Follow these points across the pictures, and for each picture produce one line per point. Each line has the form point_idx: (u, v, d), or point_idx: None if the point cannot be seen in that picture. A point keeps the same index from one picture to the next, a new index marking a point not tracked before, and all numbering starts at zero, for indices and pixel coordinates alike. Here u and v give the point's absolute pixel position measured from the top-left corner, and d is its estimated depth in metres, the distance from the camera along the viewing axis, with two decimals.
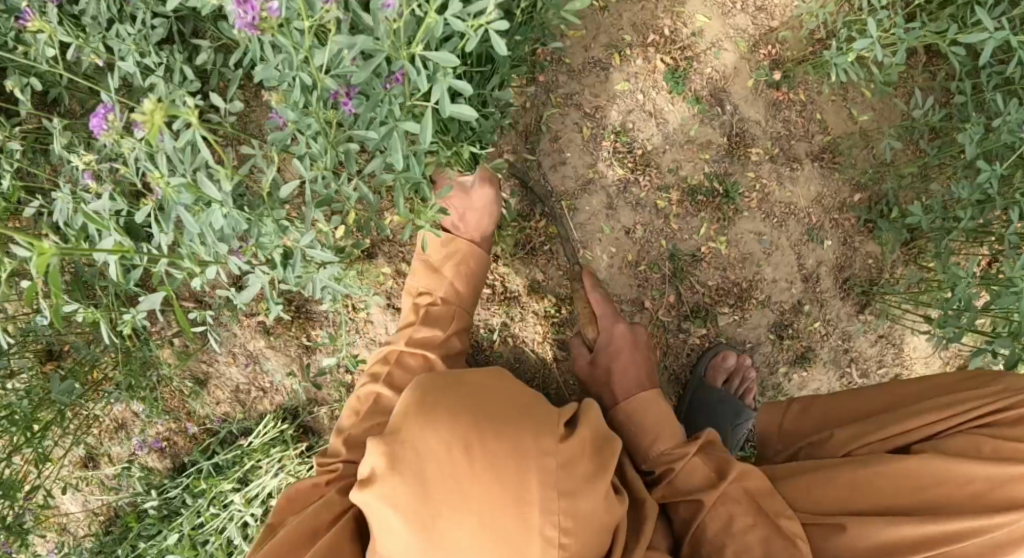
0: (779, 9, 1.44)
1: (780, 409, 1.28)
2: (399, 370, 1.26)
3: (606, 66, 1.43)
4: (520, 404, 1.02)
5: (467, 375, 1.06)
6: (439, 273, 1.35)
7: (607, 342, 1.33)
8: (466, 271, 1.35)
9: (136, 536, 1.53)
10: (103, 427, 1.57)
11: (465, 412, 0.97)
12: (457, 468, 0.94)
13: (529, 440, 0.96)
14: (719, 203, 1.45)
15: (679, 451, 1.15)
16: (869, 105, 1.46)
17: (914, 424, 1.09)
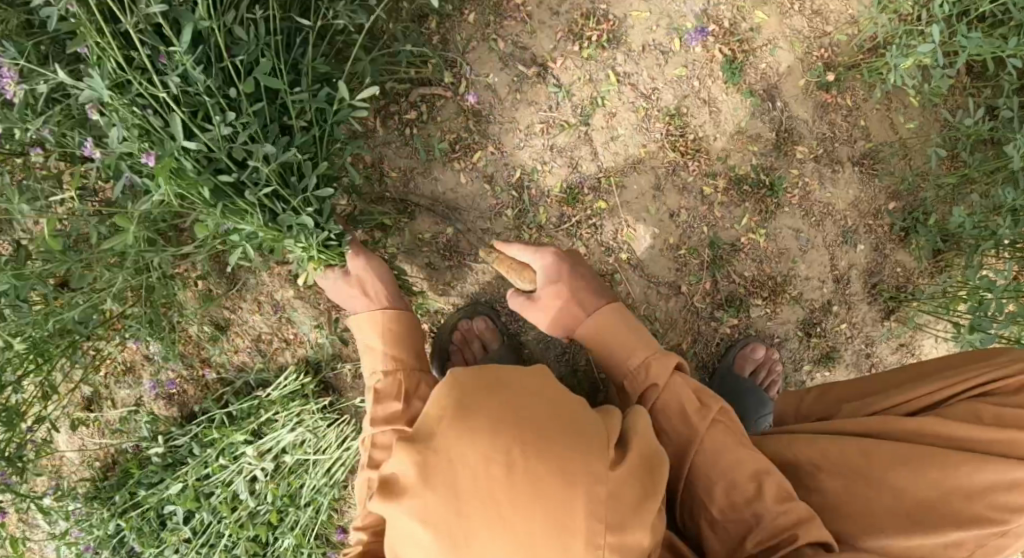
0: (834, 15, 1.48)
1: (797, 397, 1.28)
2: (380, 452, 1.19)
3: (666, 50, 1.45)
4: (564, 410, 0.90)
5: (506, 370, 0.94)
6: (373, 350, 1.30)
7: (546, 273, 1.23)
8: (396, 338, 1.30)
9: (137, 482, 1.48)
10: (112, 368, 1.52)
11: (506, 420, 0.86)
12: (493, 483, 0.83)
13: (576, 458, 0.84)
14: (763, 195, 1.48)
15: (658, 361, 1.10)
16: (914, 114, 1.50)
17: (917, 394, 1.12)
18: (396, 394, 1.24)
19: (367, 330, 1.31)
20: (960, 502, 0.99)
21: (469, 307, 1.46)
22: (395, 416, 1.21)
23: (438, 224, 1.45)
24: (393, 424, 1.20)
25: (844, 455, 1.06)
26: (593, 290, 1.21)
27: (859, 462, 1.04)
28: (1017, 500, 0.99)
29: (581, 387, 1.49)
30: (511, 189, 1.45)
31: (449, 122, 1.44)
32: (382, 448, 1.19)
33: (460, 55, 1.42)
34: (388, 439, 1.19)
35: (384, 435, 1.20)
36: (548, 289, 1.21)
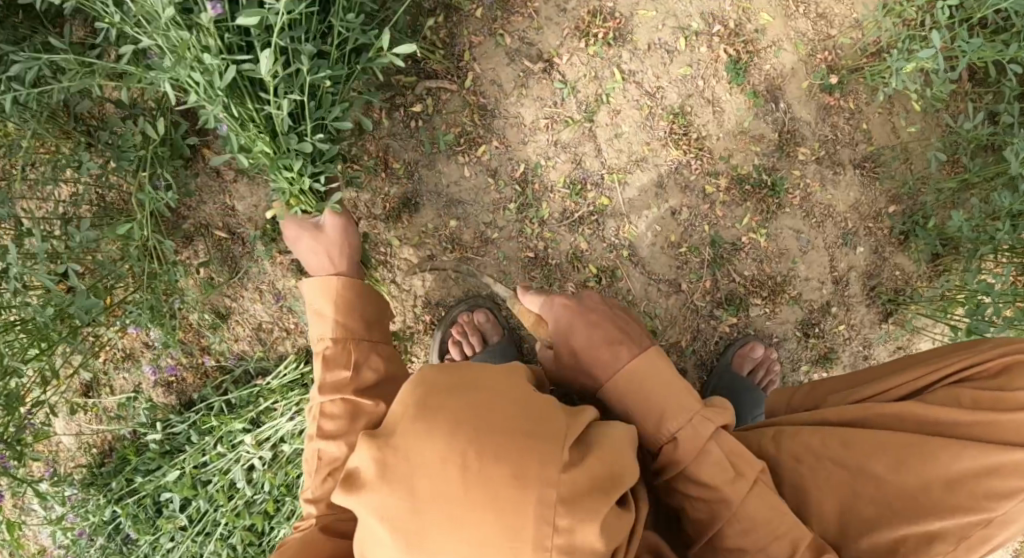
0: (838, 18, 1.49)
1: (788, 393, 1.28)
2: (325, 420, 1.08)
3: (671, 49, 1.46)
4: (531, 407, 0.84)
5: (476, 367, 0.89)
6: (324, 317, 1.17)
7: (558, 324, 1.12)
8: (348, 305, 1.17)
9: (134, 469, 1.49)
10: (111, 354, 1.52)
11: (466, 417, 0.82)
12: (447, 483, 0.79)
13: (533, 460, 0.79)
14: (766, 195, 1.48)
15: (694, 428, 0.96)
16: (917, 118, 1.51)
17: (895, 382, 1.13)
18: (346, 362, 1.13)
19: (321, 296, 1.19)
20: (943, 487, 1.00)
21: (470, 300, 1.47)
22: (343, 384, 1.10)
23: (441, 216, 1.45)
24: (344, 392, 1.09)
25: (824, 447, 1.07)
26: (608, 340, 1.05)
27: (839, 455, 1.05)
28: (996, 486, 0.99)
29: None
30: (515, 183, 1.45)
31: (454, 115, 1.44)
32: (331, 415, 1.08)
33: (466, 49, 1.44)
34: (334, 407, 1.08)
35: (330, 404, 1.09)
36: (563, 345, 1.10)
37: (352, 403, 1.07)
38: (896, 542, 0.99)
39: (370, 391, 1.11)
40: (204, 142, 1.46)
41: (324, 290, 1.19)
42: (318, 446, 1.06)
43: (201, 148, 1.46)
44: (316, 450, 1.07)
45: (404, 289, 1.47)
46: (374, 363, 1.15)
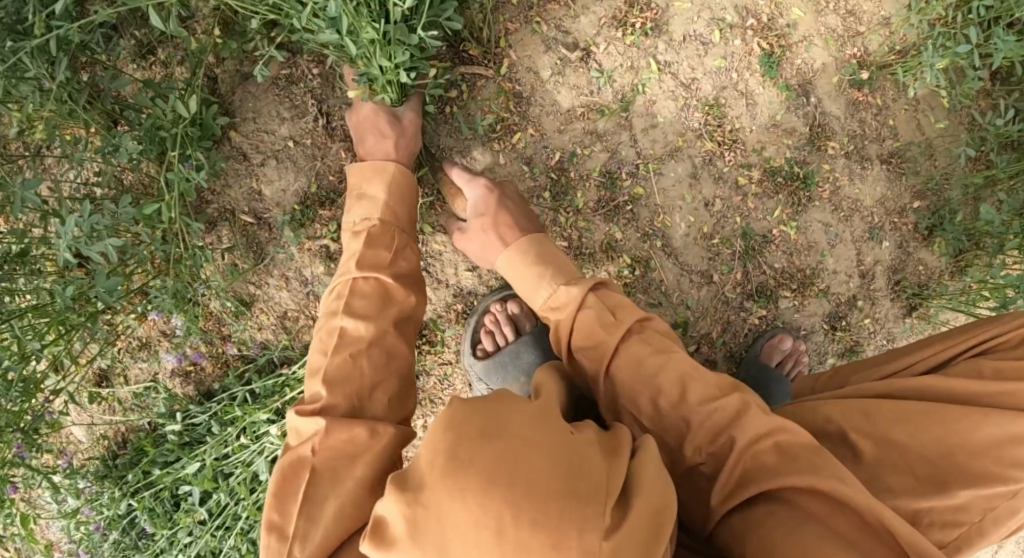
0: (867, 15, 1.51)
1: (813, 377, 1.28)
2: (356, 297, 1.09)
3: (706, 41, 1.47)
4: (569, 463, 0.77)
5: (510, 404, 0.81)
6: (371, 199, 1.21)
7: (478, 203, 1.29)
8: (400, 196, 1.23)
9: (151, 461, 1.44)
10: (127, 342, 1.47)
11: (499, 476, 0.73)
12: (484, 553, 0.71)
13: (575, 532, 0.72)
14: (797, 188, 1.49)
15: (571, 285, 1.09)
16: (944, 115, 1.54)
17: (913, 362, 1.12)
18: (387, 246, 1.16)
19: (368, 184, 1.23)
20: (964, 457, 0.96)
21: (502, 289, 1.44)
22: (378, 265, 1.14)
23: None
24: (380, 272, 1.12)
25: (844, 420, 1.04)
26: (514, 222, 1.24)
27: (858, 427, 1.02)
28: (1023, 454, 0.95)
29: None
30: (550, 172, 1.44)
31: (489, 101, 1.43)
32: (364, 294, 1.10)
33: (502, 36, 1.42)
34: (367, 286, 1.11)
35: (364, 282, 1.11)
36: (474, 222, 1.27)
37: (387, 285, 1.11)
38: (921, 513, 0.93)
39: (404, 280, 1.15)
40: (231, 124, 1.42)
41: (377, 177, 1.23)
42: (344, 321, 1.05)
43: (227, 130, 1.42)
44: (338, 325, 1.06)
45: (436, 277, 1.44)
46: (409, 254, 1.18)
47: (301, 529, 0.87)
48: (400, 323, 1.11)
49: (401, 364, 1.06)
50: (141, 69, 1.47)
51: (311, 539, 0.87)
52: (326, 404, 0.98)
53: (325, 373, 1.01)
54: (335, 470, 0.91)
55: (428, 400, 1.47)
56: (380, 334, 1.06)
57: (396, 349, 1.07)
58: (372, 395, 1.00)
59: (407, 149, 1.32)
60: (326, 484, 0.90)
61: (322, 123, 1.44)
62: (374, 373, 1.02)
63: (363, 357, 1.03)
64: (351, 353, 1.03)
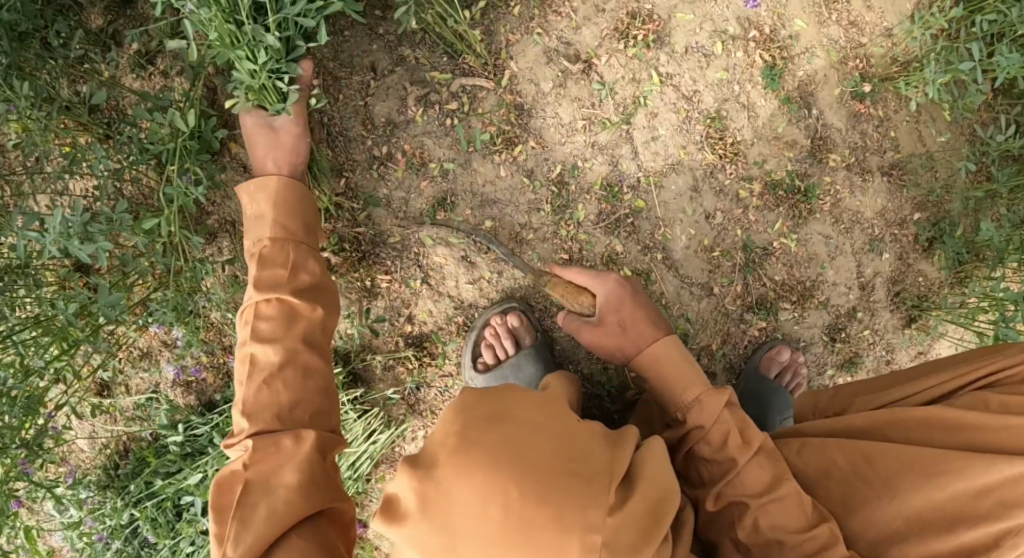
0: (869, 27, 1.51)
1: (814, 396, 1.29)
2: (262, 321, 1.11)
3: (708, 52, 1.47)
4: (566, 448, 0.89)
5: (516, 400, 0.94)
6: (261, 218, 1.19)
7: (605, 301, 1.26)
8: (290, 204, 1.20)
9: (153, 471, 1.44)
10: (129, 352, 1.49)
11: (503, 457, 0.85)
12: (490, 524, 0.83)
13: (573, 506, 0.83)
14: (798, 201, 1.49)
15: (707, 404, 1.10)
16: (945, 128, 1.54)
17: (924, 388, 1.12)
18: (284, 263, 1.16)
19: (258, 199, 1.20)
20: (964, 498, 0.98)
21: (502, 302, 1.44)
22: (281, 284, 1.14)
23: (475, 216, 1.43)
24: (279, 292, 1.12)
25: (847, 462, 1.07)
26: (650, 325, 1.21)
27: (862, 468, 1.05)
28: None
29: (611, 385, 1.48)
30: (551, 184, 1.44)
31: (490, 114, 1.42)
32: (268, 316, 1.11)
33: (504, 47, 1.43)
34: (270, 308, 1.12)
35: (266, 304, 1.12)
36: (610, 315, 1.24)
37: (289, 302, 1.12)
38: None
39: (306, 292, 1.15)
40: (232, 136, 1.42)
41: (261, 193, 1.20)
42: (252, 348, 1.08)
43: (228, 142, 1.42)
44: (249, 354, 1.08)
45: (436, 290, 1.44)
46: (310, 264, 1.18)
47: (234, 533, 0.91)
48: (311, 336, 1.12)
49: (319, 379, 1.09)
50: (141, 79, 1.48)
51: (243, 541, 0.90)
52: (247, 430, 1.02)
53: (242, 402, 1.04)
54: (264, 479, 0.96)
55: (429, 411, 1.47)
56: (291, 353, 1.08)
57: (311, 363, 1.09)
58: (290, 411, 1.04)
59: (290, 166, 1.25)
60: (257, 492, 0.95)
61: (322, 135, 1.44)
62: (288, 392, 1.05)
63: (276, 379, 1.06)
64: (264, 377, 1.06)
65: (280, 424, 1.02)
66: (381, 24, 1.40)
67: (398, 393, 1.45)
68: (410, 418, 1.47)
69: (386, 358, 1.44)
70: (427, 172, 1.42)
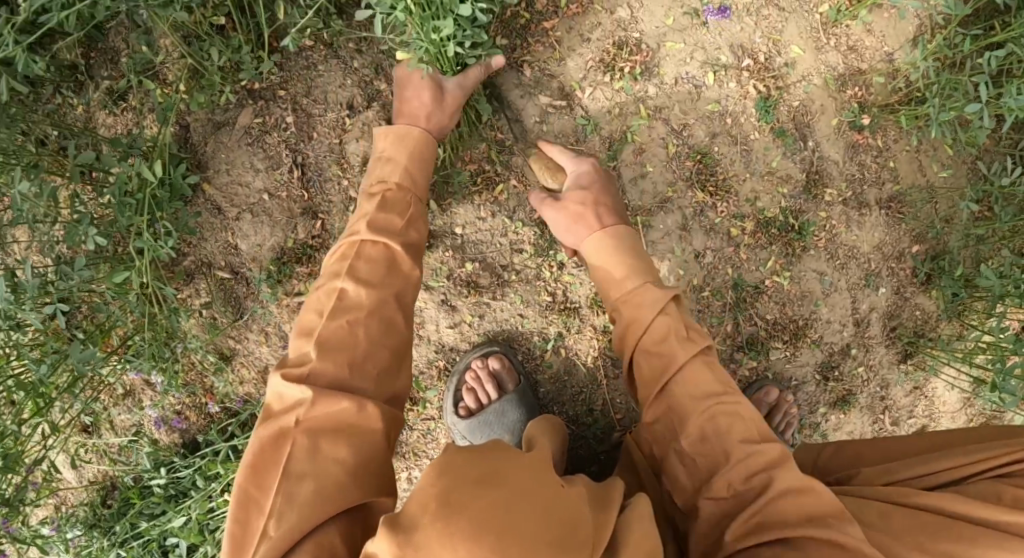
0: (868, 52, 1.45)
1: (818, 448, 1.25)
2: (361, 263, 1.06)
3: (699, 83, 1.41)
4: (561, 516, 0.73)
5: (503, 453, 0.76)
6: (391, 163, 1.18)
7: (575, 178, 1.25)
8: (423, 163, 1.20)
9: (137, 514, 1.40)
10: (110, 392, 1.41)
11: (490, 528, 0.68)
12: None
13: None
14: (792, 238, 1.44)
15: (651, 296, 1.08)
16: (945, 161, 1.48)
17: (944, 463, 1.06)
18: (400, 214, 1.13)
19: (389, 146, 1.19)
20: None
21: (484, 345, 1.40)
22: (388, 232, 1.10)
23: (455, 259, 1.38)
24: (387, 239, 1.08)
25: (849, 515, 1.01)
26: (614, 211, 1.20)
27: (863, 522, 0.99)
28: None
29: (597, 427, 1.45)
30: (534, 225, 1.39)
31: (470, 153, 1.37)
32: (369, 260, 1.06)
33: (484, 80, 1.37)
34: (372, 253, 1.07)
35: (370, 246, 1.08)
36: (571, 195, 1.22)
37: (394, 252, 1.07)
38: None
39: (410, 249, 1.10)
40: (204, 177, 1.38)
41: (399, 142, 1.19)
42: (344, 284, 1.03)
43: (201, 184, 1.38)
44: (338, 289, 1.03)
45: (417, 333, 1.40)
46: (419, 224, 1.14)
47: (276, 505, 0.84)
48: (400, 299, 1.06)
49: (396, 341, 1.02)
50: (113, 115, 1.41)
51: (285, 516, 0.83)
52: (315, 367, 0.94)
53: (320, 335, 0.97)
54: (318, 442, 0.89)
55: (412, 453, 1.44)
56: (379, 304, 1.02)
57: (393, 323, 1.03)
58: (362, 363, 0.97)
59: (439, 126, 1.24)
60: (304, 458, 0.87)
61: (297, 175, 1.39)
62: (368, 343, 0.98)
63: (359, 325, 0.99)
64: (347, 318, 1.00)
65: (350, 372, 0.95)
66: (356, 58, 1.38)
67: None
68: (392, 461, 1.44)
69: None
70: None
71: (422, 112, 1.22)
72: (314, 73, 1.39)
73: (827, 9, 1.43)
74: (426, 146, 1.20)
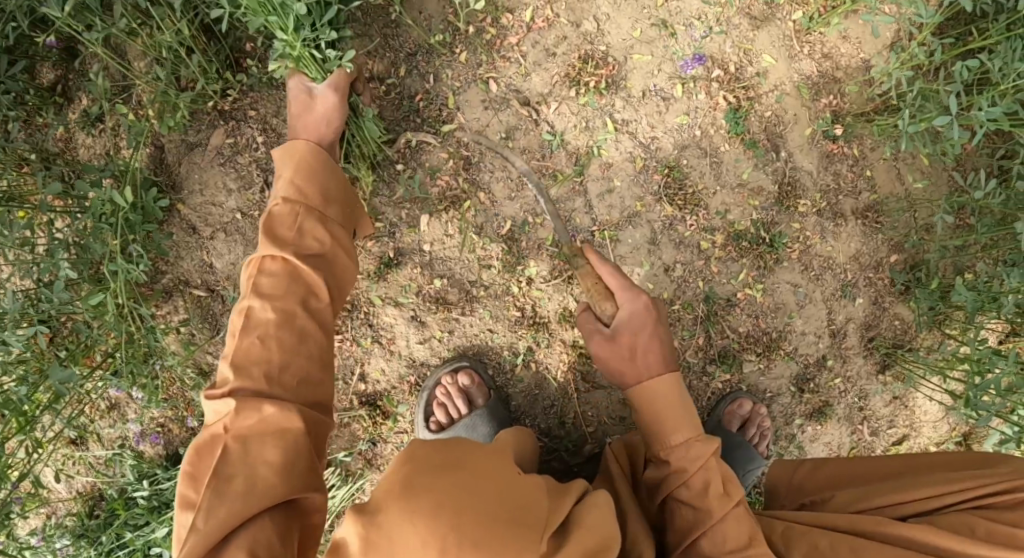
0: (844, 60, 1.42)
1: (794, 464, 1.24)
2: (264, 278, 1.04)
3: (667, 96, 1.40)
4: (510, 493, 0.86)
5: (465, 449, 0.91)
6: (283, 181, 1.15)
7: (624, 318, 1.17)
8: (314, 169, 1.15)
9: (122, 525, 1.44)
10: (95, 407, 1.46)
11: (448, 504, 0.81)
12: None
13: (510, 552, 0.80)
14: (763, 250, 1.43)
15: (699, 448, 1.08)
16: (922, 170, 1.45)
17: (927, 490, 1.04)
18: (290, 227, 1.08)
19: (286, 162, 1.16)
20: None
21: (454, 360, 1.42)
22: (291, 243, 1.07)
23: (423, 275, 1.40)
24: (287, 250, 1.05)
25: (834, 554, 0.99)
26: (660, 358, 1.15)
27: None
28: None
29: (569, 440, 1.45)
30: (502, 240, 1.40)
31: (438, 170, 1.38)
32: (270, 274, 1.04)
33: (450, 96, 1.37)
34: (274, 265, 1.05)
35: (272, 261, 1.05)
36: (624, 337, 1.16)
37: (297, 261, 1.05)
38: None
39: (319, 256, 1.08)
40: (179, 198, 1.42)
41: (289, 159, 1.16)
42: (249, 302, 1.01)
43: (175, 205, 1.42)
44: (244, 307, 1.01)
45: (388, 349, 1.43)
46: (322, 232, 1.11)
47: (207, 502, 0.86)
48: (309, 306, 1.05)
49: (313, 348, 1.02)
50: (92, 136, 1.45)
51: (219, 509, 0.85)
52: (232, 386, 0.95)
53: (231, 355, 0.97)
54: (245, 448, 0.91)
55: (386, 465, 1.46)
56: (287, 314, 1.01)
57: (307, 330, 1.02)
58: (278, 373, 0.97)
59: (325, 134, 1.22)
60: (234, 463, 0.90)
61: (268, 195, 1.42)
62: (281, 354, 0.98)
63: (270, 338, 0.99)
64: (256, 334, 0.99)
65: (268, 386, 0.95)
66: None
67: (352, 452, 1.44)
68: (367, 472, 1.46)
69: (342, 415, 1.44)
70: (376, 234, 1.39)
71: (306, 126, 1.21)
72: (284, 94, 1.41)
73: (799, 17, 1.41)
74: (313, 160, 1.16)
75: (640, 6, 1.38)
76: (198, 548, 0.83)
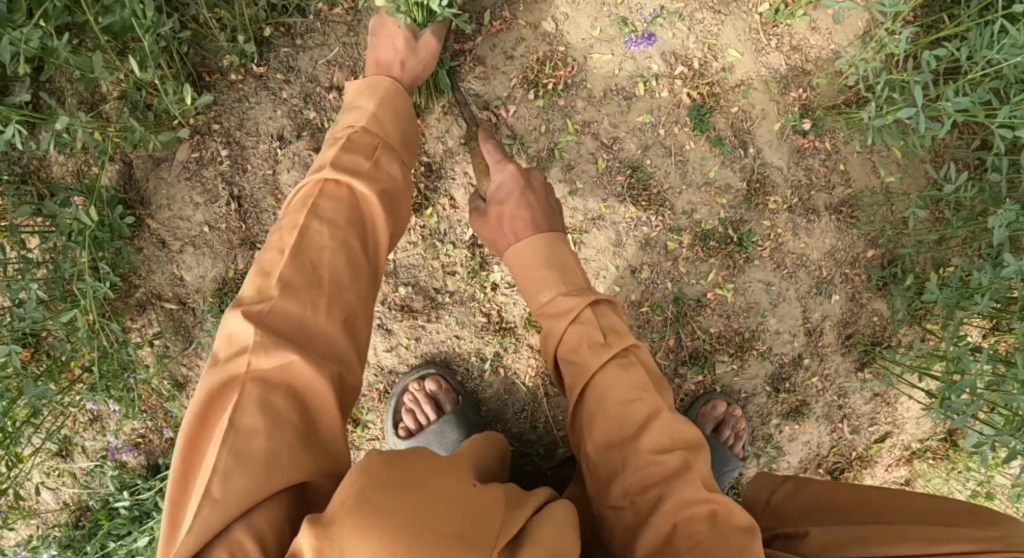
0: (814, 51, 1.38)
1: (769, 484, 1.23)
2: (325, 200, 0.98)
3: (630, 95, 1.37)
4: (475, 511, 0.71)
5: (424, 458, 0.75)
6: (357, 107, 1.13)
7: (498, 187, 1.18)
8: (393, 112, 1.13)
9: (105, 535, 1.47)
10: (76, 420, 1.49)
11: (404, 518, 0.66)
12: None
13: None
14: (732, 250, 1.41)
15: (565, 301, 1.05)
16: (896, 162, 1.41)
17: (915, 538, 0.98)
18: (365, 156, 1.06)
19: (364, 93, 1.15)
20: None
21: (422, 367, 1.42)
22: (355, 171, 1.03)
23: (388, 284, 1.40)
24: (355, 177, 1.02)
25: None
26: (535, 219, 1.12)
27: None
28: None
29: (540, 444, 1.44)
30: (465, 246, 1.39)
31: None
32: (333, 198, 0.99)
33: None
34: (338, 191, 1.00)
35: (336, 185, 1.00)
36: (494, 206, 1.16)
37: (364, 193, 1.01)
38: None
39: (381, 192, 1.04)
40: (148, 213, 1.43)
41: (369, 86, 1.15)
42: (309, 223, 0.95)
43: (144, 219, 1.43)
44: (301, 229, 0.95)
45: None
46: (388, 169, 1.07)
47: (224, 465, 0.77)
48: (367, 245, 1.00)
49: (362, 291, 0.97)
50: None
51: (233, 475, 0.77)
52: (277, 310, 0.87)
53: (280, 275, 0.90)
54: (269, 395, 0.82)
55: None
56: (343, 247, 0.96)
57: (359, 272, 0.97)
58: (328, 307, 0.91)
59: (411, 73, 1.22)
60: (255, 410, 0.80)
61: (234, 207, 1.44)
62: (333, 287, 0.92)
63: (324, 268, 0.93)
64: (311, 259, 0.93)
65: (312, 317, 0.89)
66: (285, 88, 1.42)
67: None
68: None
69: None
70: None
71: (397, 58, 1.21)
72: (246, 106, 1.42)
73: (766, 9, 1.37)
74: (391, 92, 1.15)
75: (599, 4, 1.35)
76: (212, 518, 0.75)
